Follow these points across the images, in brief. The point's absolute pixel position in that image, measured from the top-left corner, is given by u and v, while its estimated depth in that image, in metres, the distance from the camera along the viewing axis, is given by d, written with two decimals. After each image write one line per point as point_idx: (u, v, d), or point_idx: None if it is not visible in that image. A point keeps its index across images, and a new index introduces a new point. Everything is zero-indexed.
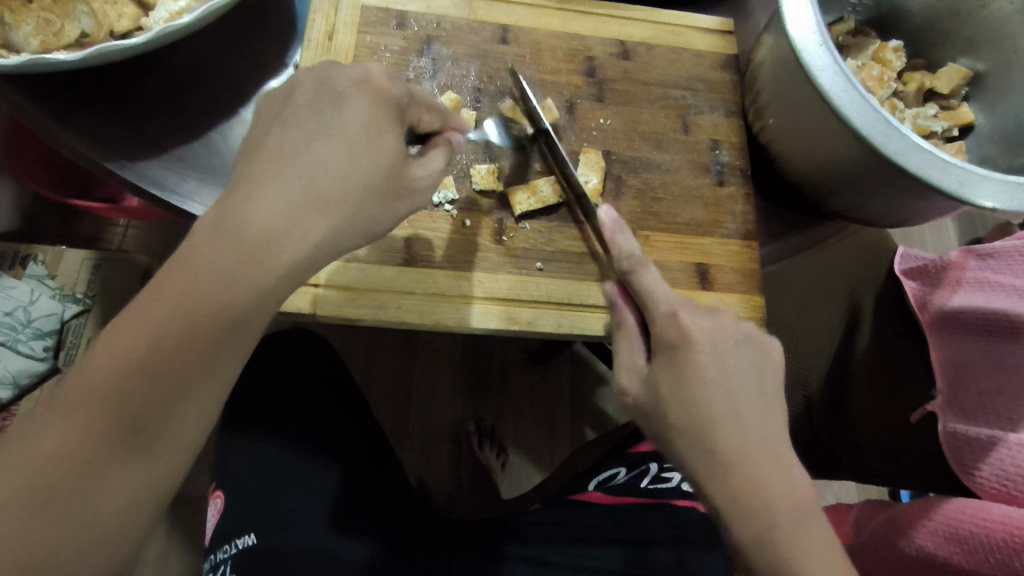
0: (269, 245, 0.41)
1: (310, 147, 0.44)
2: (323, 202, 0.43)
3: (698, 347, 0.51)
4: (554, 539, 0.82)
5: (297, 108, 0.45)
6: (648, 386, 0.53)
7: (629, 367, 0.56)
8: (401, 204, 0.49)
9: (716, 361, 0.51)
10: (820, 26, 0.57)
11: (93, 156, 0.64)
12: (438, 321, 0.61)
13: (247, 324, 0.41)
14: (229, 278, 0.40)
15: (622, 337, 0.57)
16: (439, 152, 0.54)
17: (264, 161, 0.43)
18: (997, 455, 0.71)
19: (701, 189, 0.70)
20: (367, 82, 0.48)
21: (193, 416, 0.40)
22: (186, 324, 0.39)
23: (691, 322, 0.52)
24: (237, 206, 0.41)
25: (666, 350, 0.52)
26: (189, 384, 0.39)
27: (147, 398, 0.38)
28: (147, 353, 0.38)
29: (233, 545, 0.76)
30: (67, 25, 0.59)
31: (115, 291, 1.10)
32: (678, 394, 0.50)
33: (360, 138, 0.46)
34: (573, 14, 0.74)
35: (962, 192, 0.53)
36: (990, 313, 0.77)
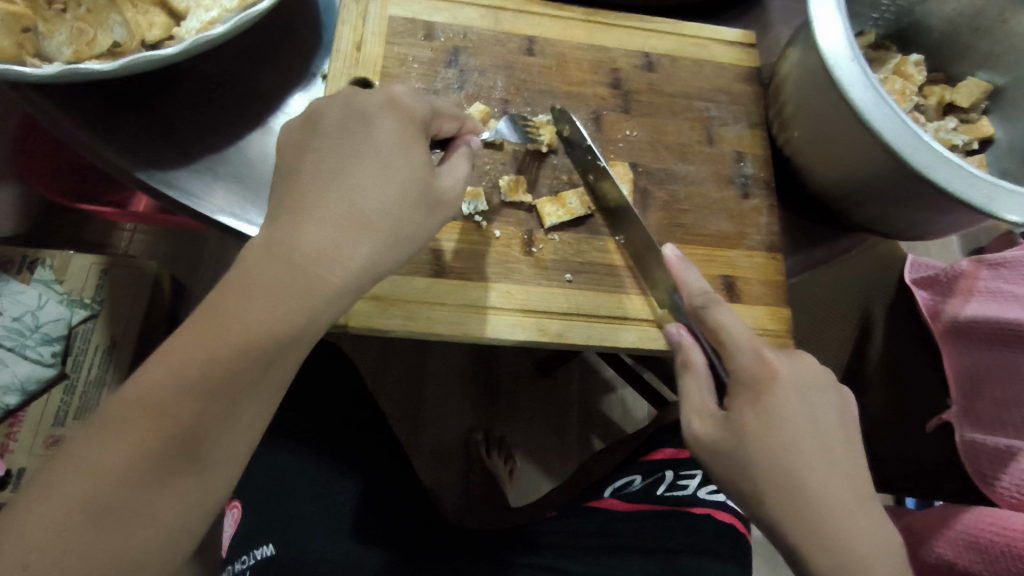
0: (321, 266, 0.42)
1: (341, 175, 0.45)
2: (365, 218, 0.44)
3: (782, 383, 0.52)
4: (572, 548, 0.81)
5: (328, 132, 0.46)
6: (724, 426, 0.52)
7: (698, 409, 0.55)
8: (438, 214, 0.49)
9: (798, 397, 0.52)
10: (851, 40, 0.58)
11: (124, 167, 0.64)
12: (469, 332, 0.62)
13: (295, 342, 0.41)
14: (276, 298, 0.41)
15: (691, 378, 0.57)
16: (462, 159, 0.52)
17: (306, 182, 0.44)
18: (1016, 465, 0.73)
19: (725, 201, 0.71)
20: (392, 102, 0.49)
21: (244, 430, 0.41)
22: (238, 341, 0.40)
23: (774, 359, 0.53)
24: (285, 228, 0.42)
25: (745, 383, 0.53)
26: (242, 398, 0.40)
27: (202, 412, 0.39)
28: (201, 368, 0.39)
29: (251, 556, 0.74)
30: (100, 35, 0.60)
31: (124, 298, 1.09)
32: (753, 426, 0.51)
33: (389, 155, 0.46)
34: (597, 27, 0.74)
35: (991, 207, 0.54)
36: (1004, 325, 0.78)
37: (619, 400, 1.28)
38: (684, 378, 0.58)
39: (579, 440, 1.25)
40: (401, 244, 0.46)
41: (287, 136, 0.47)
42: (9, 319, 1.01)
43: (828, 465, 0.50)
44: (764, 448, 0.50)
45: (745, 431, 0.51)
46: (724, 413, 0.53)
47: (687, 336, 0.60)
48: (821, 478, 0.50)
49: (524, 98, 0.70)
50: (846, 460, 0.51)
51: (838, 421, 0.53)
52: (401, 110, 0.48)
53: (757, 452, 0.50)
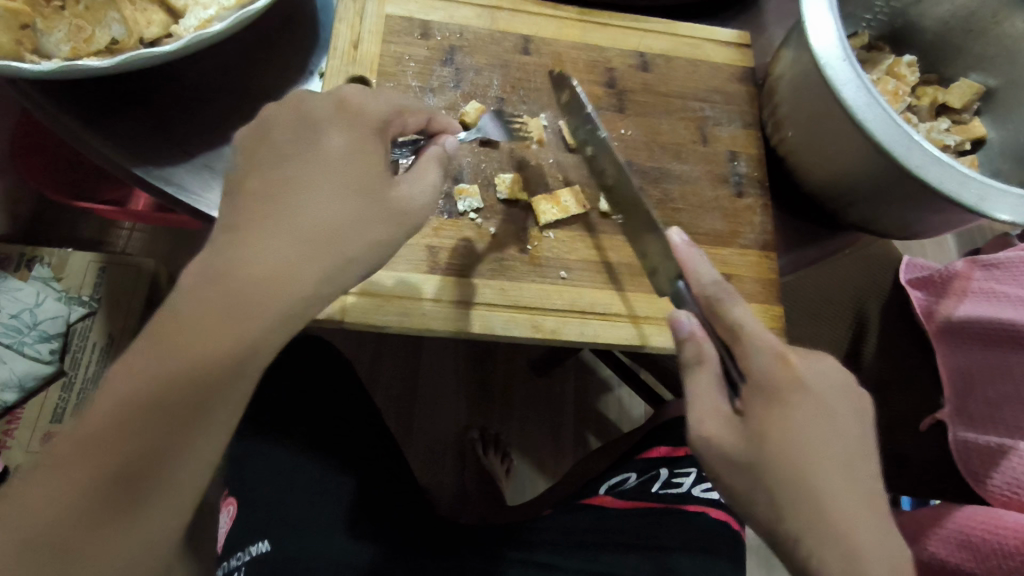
0: (264, 292, 0.39)
1: (286, 193, 0.42)
2: (315, 233, 0.42)
3: (806, 389, 0.49)
4: (565, 547, 0.81)
5: (276, 145, 0.44)
6: (741, 432, 0.48)
7: (710, 410, 0.49)
8: (398, 225, 0.46)
9: (819, 408, 0.48)
10: (843, 41, 0.58)
11: (122, 163, 0.65)
12: (463, 329, 0.62)
13: (246, 365, 0.38)
14: (219, 324, 0.38)
15: (703, 374, 0.50)
16: (432, 163, 0.51)
17: (249, 203, 0.42)
18: (1008, 463, 0.73)
19: (719, 200, 0.71)
20: (342, 110, 0.47)
21: (197, 461, 0.37)
22: (183, 363, 0.37)
23: (794, 359, 0.49)
24: (225, 252, 0.40)
25: (765, 390, 0.48)
26: (191, 424, 0.37)
27: (146, 441, 0.36)
28: (142, 394, 0.36)
29: (246, 552, 0.75)
30: (98, 32, 0.60)
31: (122, 296, 1.10)
32: (772, 432, 0.47)
33: (339, 169, 0.45)
34: (593, 27, 0.75)
35: (981, 206, 0.54)
36: (997, 325, 0.78)
37: (615, 400, 1.29)
38: (693, 374, 0.51)
39: (575, 439, 1.25)
40: (355, 261, 0.43)
41: (249, 134, 0.45)
42: (6, 317, 1.01)
43: (844, 475, 0.47)
44: (784, 462, 0.46)
45: (765, 438, 0.47)
46: (738, 418, 0.48)
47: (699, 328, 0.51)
48: (846, 492, 0.46)
49: (519, 96, 0.71)
50: (861, 468, 0.48)
51: (856, 428, 0.50)
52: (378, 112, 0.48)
53: (781, 461, 0.46)
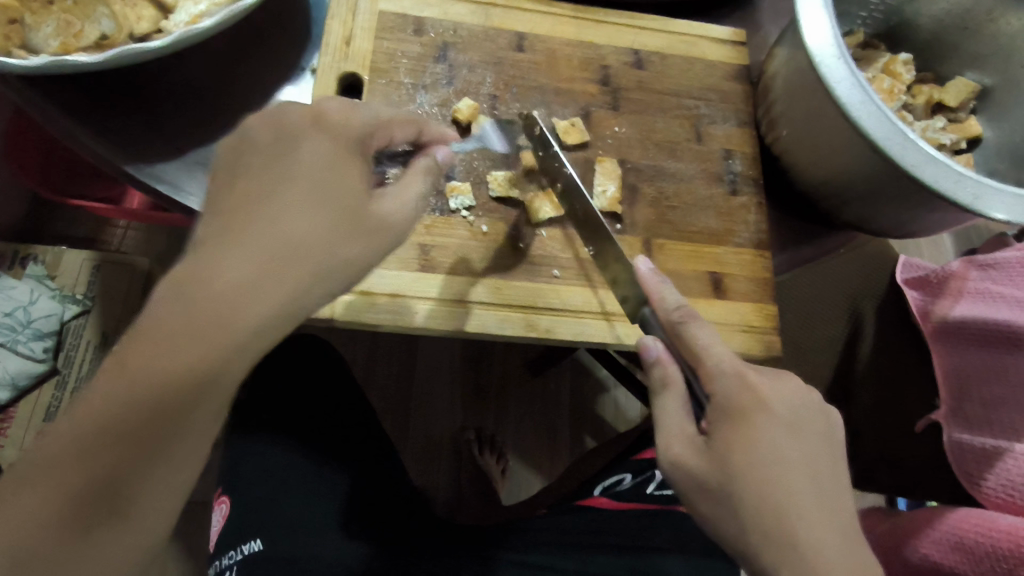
0: (230, 308, 0.37)
1: (262, 205, 0.40)
2: (289, 245, 0.39)
3: (770, 413, 0.48)
4: (557, 547, 0.81)
5: (256, 150, 0.42)
6: (709, 456, 0.47)
7: (677, 434, 0.49)
8: (375, 240, 0.44)
9: (787, 430, 0.48)
10: (838, 39, 0.58)
11: (113, 159, 0.64)
12: (455, 327, 0.62)
13: (210, 387, 0.37)
14: (183, 340, 0.36)
15: (669, 397, 0.50)
16: (420, 174, 0.49)
17: (224, 211, 0.39)
18: (1003, 465, 0.73)
19: (714, 199, 0.71)
20: (319, 120, 0.45)
21: (172, 481, 0.38)
22: (145, 384, 0.36)
23: (756, 382, 0.49)
24: (192, 264, 0.37)
25: (729, 413, 0.48)
26: (162, 447, 0.37)
27: (118, 464, 0.36)
28: (105, 417, 0.36)
29: (239, 551, 0.76)
30: (87, 27, 0.60)
31: (116, 294, 1.09)
32: (740, 455, 0.47)
33: (318, 179, 0.42)
34: (588, 24, 0.74)
35: (976, 205, 0.54)
36: (996, 325, 0.79)
37: (611, 400, 1.28)
38: (661, 396, 0.51)
39: (571, 438, 1.25)
40: (331, 277, 0.41)
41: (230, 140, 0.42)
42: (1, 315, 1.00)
43: (816, 500, 0.46)
44: (751, 487, 0.46)
45: (733, 462, 0.47)
46: (705, 439, 0.48)
47: (663, 351, 0.52)
48: (814, 511, 0.45)
49: (513, 94, 0.70)
50: (834, 492, 0.47)
51: (826, 449, 0.49)
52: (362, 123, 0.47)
53: (747, 480, 0.46)
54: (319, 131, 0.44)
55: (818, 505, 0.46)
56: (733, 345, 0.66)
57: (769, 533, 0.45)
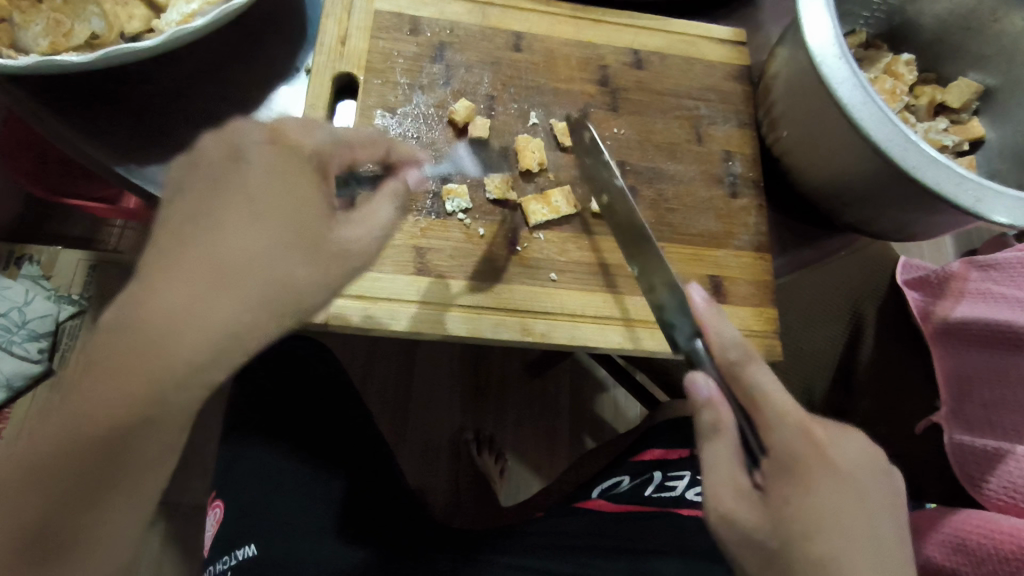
0: (164, 339, 0.37)
1: (201, 229, 0.40)
2: (230, 273, 0.39)
3: (827, 466, 0.46)
4: (553, 549, 0.79)
5: (201, 175, 0.42)
6: (763, 512, 0.44)
7: (729, 485, 0.45)
8: (332, 267, 0.43)
9: (848, 488, 0.46)
10: (838, 38, 0.57)
11: (104, 160, 0.63)
12: (452, 332, 0.61)
13: (148, 426, 0.37)
14: (117, 374, 0.36)
15: (720, 444, 0.46)
16: (385, 200, 0.48)
17: (163, 238, 0.40)
18: (1004, 468, 0.71)
19: (713, 200, 0.70)
20: (278, 140, 0.45)
21: (121, 513, 0.39)
22: (82, 424, 0.37)
23: (813, 434, 0.46)
24: (128, 294, 0.37)
25: (788, 465, 0.45)
26: (108, 483, 0.38)
27: (64, 498, 0.38)
28: (51, 457, 0.37)
29: (233, 557, 0.75)
30: (77, 26, 0.59)
31: (110, 295, 1.08)
32: (798, 513, 0.44)
33: (267, 204, 0.42)
34: (587, 23, 0.74)
35: (978, 208, 0.53)
36: (994, 326, 0.77)
37: (611, 401, 1.28)
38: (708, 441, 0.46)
39: (570, 439, 1.24)
40: (279, 305, 0.40)
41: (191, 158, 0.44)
42: None
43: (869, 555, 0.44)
44: (805, 543, 0.44)
45: (789, 518, 0.44)
46: (759, 493, 0.45)
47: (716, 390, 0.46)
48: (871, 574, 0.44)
49: (511, 95, 0.69)
50: (887, 543, 0.46)
51: (875, 497, 0.47)
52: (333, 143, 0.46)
53: (805, 540, 0.44)
54: (278, 152, 0.44)
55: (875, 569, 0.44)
56: None
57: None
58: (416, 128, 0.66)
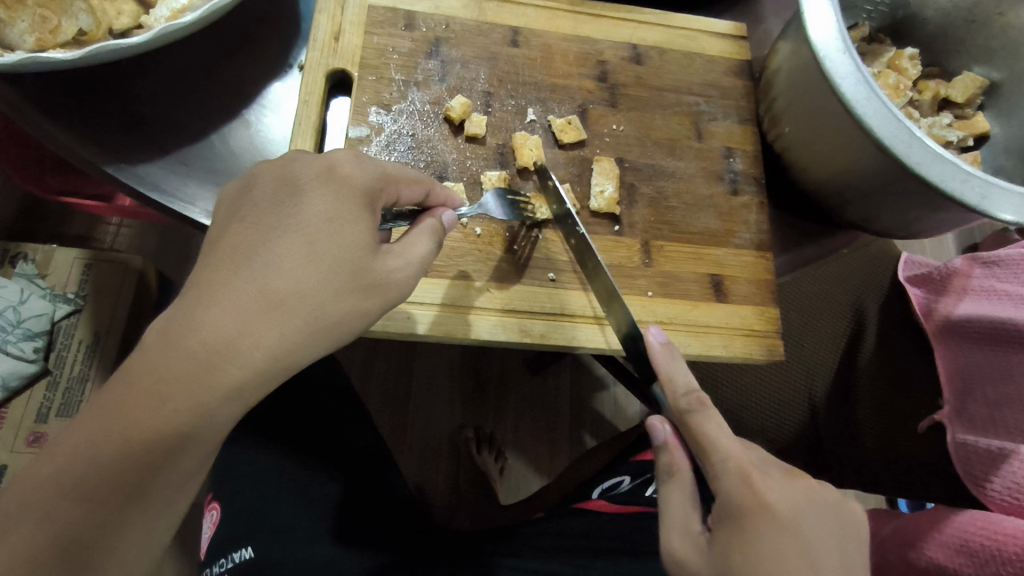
0: (216, 359, 0.39)
1: (252, 257, 0.42)
2: (275, 304, 0.41)
3: (774, 515, 0.48)
4: (555, 552, 0.78)
5: (256, 203, 0.44)
6: (710, 555, 0.49)
7: (681, 527, 0.51)
8: (367, 300, 0.45)
9: (793, 535, 0.48)
10: (843, 32, 0.56)
11: (93, 160, 0.62)
12: (451, 334, 0.60)
13: (173, 456, 0.39)
14: (168, 390, 0.38)
15: (674, 485, 0.53)
16: (424, 235, 0.49)
17: (215, 260, 0.42)
18: (1009, 467, 0.70)
19: (715, 198, 0.69)
20: (331, 172, 0.46)
21: (141, 536, 0.40)
22: (121, 441, 0.38)
23: (765, 488, 0.49)
24: (182, 314, 0.40)
25: (733, 515, 0.49)
26: (132, 503, 0.39)
27: (81, 518, 0.38)
28: (83, 476, 0.38)
29: (228, 560, 0.73)
30: (64, 22, 0.57)
31: (107, 293, 1.07)
32: (741, 559, 0.48)
33: (320, 236, 0.43)
34: (585, 18, 0.72)
35: (984, 206, 0.52)
36: (998, 323, 0.76)
37: (611, 398, 1.27)
38: (667, 483, 0.54)
39: (570, 437, 1.23)
40: (320, 334, 0.43)
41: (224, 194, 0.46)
42: None
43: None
44: None
45: (733, 563, 0.48)
46: (707, 538, 0.50)
47: (671, 435, 0.53)
48: None
49: (508, 91, 0.68)
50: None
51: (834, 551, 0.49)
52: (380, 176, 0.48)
53: None
54: (334, 183, 0.45)
55: None
56: (734, 348, 0.64)
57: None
58: (411, 125, 0.65)
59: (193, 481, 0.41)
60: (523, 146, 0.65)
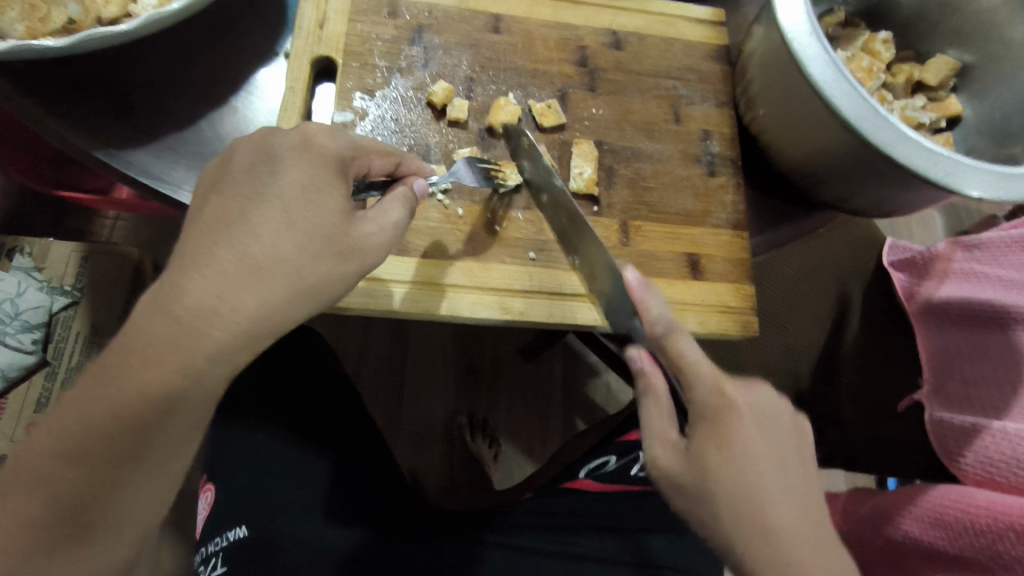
0: (200, 323, 0.40)
1: (233, 225, 0.43)
2: (260, 271, 0.42)
3: (743, 413, 0.49)
4: (541, 527, 0.80)
5: (234, 176, 0.45)
6: (689, 457, 0.49)
7: (659, 438, 0.51)
8: (346, 263, 0.46)
9: (757, 428, 0.50)
10: (810, 16, 0.58)
11: (82, 145, 0.63)
12: (430, 311, 0.62)
13: (164, 419, 0.41)
14: (157, 355, 0.40)
15: (653, 408, 0.52)
16: (396, 203, 0.51)
17: (199, 231, 0.43)
18: (981, 442, 0.72)
19: (692, 179, 0.71)
20: (307, 143, 0.47)
21: (142, 495, 0.42)
22: (116, 407, 0.40)
23: (732, 390, 0.50)
24: (168, 282, 0.41)
25: (707, 417, 0.49)
26: (128, 465, 0.41)
27: (84, 476, 0.40)
28: (81, 438, 0.40)
29: (224, 538, 0.76)
30: (53, 10, 0.60)
31: (103, 284, 1.09)
32: (717, 456, 0.48)
33: (298, 207, 0.44)
34: (565, 5, 0.74)
35: (949, 181, 0.54)
36: (978, 304, 0.78)
37: (603, 384, 1.29)
38: (645, 404, 0.53)
39: (562, 422, 1.25)
40: (301, 297, 0.44)
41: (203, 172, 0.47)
42: None
43: (787, 497, 0.48)
44: (724, 480, 0.48)
45: (711, 461, 0.48)
46: (685, 443, 0.50)
47: (649, 363, 0.53)
48: (784, 504, 0.47)
49: (489, 76, 0.70)
50: (804, 487, 0.49)
51: (796, 453, 0.51)
52: (354, 150, 0.50)
53: (728, 475, 0.48)
54: (308, 154, 0.47)
55: (795, 497, 0.48)
56: (709, 324, 0.66)
57: (748, 532, 0.46)
58: (395, 110, 0.67)
59: (189, 444, 0.44)
60: (501, 101, 0.67)
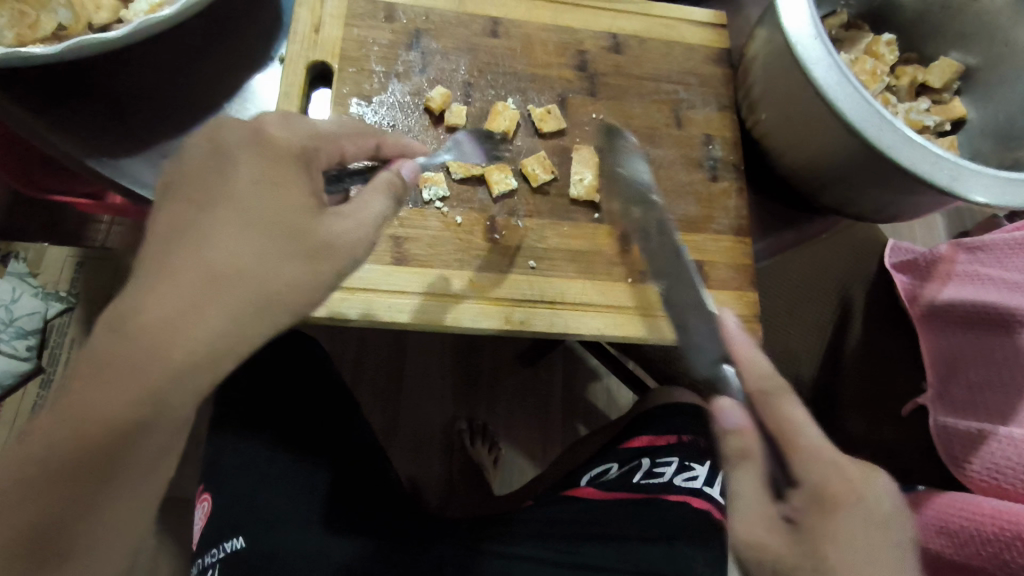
0: (159, 339, 0.38)
1: (205, 233, 0.41)
2: (221, 282, 0.40)
3: (861, 501, 0.44)
4: (547, 537, 0.78)
5: (190, 177, 0.43)
6: (795, 543, 0.43)
7: (758, 515, 0.45)
8: (322, 266, 0.44)
9: (877, 524, 0.44)
10: (815, 20, 0.57)
11: (73, 152, 0.62)
12: (431, 322, 0.61)
13: (146, 439, 0.39)
14: (128, 376, 0.38)
15: (749, 473, 0.45)
16: (377, 192, 0.49)
17: (156, 243, 0.41)
18: (987, 448, 0.71)
19: (693, 185, 0.70)
20: (258, 137, 0.45)
21: (129, 513, 0.41)
22: (90, 430, 0.38)
23: (850, 473, 0.45)
24: (132, 292, 0.39)
25: (815, 499, 0.44)
26: (113, 486, 0.40)
27: (63, 499, 0.39)
28: (54, 461, 0.38)
29: (221, 549, 0.75)
30: (42, 17, 0.58)
31: (98, 291, 1.07)
32: (830, 546, 0.43)
33: (260, 205, 0.43)
34: (565, 8, 0.73)
35: (954, 186, 0.53)
36: (983, 307, 0.77)
37: (603, 388, 1.28)
38: (738, 470, 0.46)
39: (563, 425, 1.25)
40: (270, 308, 0.41)
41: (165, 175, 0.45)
42: None
43: None
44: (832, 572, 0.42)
45: (821, 551, 0.43)
46: (791, 526, 0.44)
47: (741, 418, 0.46)
48: None
49: (488, 80, 0.69)
50: None
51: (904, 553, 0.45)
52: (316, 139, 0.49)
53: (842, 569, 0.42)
54: (260, 148, 0.45)
55: None
56: None
57: None
58: (392, 116, 0.66)
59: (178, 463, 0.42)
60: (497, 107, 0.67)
